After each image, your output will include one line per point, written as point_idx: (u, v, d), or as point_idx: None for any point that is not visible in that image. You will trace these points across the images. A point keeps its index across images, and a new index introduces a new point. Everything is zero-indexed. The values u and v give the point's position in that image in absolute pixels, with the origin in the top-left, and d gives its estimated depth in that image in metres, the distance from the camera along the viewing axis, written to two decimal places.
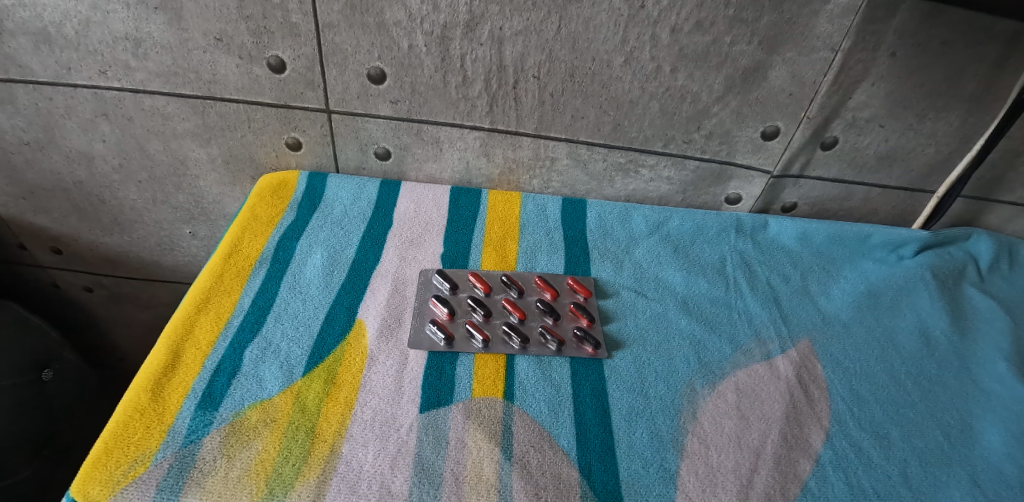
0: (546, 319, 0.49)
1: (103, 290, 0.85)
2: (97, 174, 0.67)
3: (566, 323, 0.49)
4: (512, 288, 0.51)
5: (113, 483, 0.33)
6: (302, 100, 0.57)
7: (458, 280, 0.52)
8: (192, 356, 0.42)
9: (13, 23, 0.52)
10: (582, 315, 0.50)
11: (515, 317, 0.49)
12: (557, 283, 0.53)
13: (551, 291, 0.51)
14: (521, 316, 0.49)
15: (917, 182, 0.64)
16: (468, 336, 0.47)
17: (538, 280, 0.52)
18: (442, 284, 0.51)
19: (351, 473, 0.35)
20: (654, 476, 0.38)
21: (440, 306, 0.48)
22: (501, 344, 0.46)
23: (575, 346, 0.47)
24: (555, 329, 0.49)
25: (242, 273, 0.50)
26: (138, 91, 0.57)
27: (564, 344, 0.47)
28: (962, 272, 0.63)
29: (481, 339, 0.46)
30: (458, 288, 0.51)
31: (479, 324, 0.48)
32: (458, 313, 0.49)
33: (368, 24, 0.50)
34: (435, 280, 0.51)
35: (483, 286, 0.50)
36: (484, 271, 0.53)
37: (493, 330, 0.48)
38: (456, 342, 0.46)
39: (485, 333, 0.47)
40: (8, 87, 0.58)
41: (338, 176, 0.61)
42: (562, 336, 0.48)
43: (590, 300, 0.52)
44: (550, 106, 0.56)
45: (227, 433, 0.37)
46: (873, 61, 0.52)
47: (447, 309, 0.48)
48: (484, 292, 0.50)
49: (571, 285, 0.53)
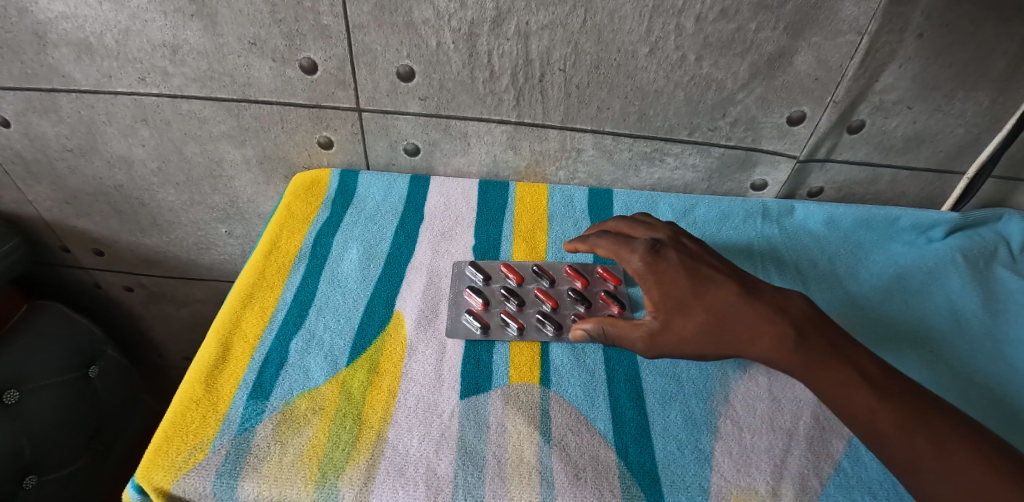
0: (578, 307, 0.50)
1: (142, 290, 0.89)
2: (137, 177, 0.70)
3: (597, 310, 0.50)
4: (544, 278, 0.52)
5: (176, 468, 0.36)
6: (334, 100, 0.58)
7: (490, 271, 0.53)
8: (241, 349, 0.44)
9: (56, 35, 0.55)
10: (613, 303, 0.50)
11: (547, 306, 0.50)
12: (588, 272, 0.54)
13: (581, 280, 0.52)
14: (553, 304, 0.50)
15: (947, 163, 0.63)
16: (503, 324, 0.48)
17: (569, 269, 0.53)
18: (475, 275, 0.52)
19: (398, 457, 0.37)
20: (689, 457, 0.39)
21: (475, 296, 0.50)
22: (535, 331, 0.48)
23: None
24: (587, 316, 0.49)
25: (283, 269, 0.52)
26: (176, 97, 0.60)
27: None
28: (993, 253, 0.62)
29: (516, 328, 0.47)
30: (492, 278, 0.52)
31: (514, 313, 0.49)
32: (492, 303, 0.50)
33: (396, 24, 0.51)
34: (467, 271, 0.53)
35: (516, 277, 0.52)
36: (516, 262, 0.54)
37: (527, 319, 0.49)
38: (491, 331, 0.47)
39: (519, 321, 0.48)
40: (53, 97, 0.61)
41: (369, 172, 0.63)
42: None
43: (620, 288, 0.52)
44: (576, 99, 0.57)
45: (279, 421, 0.39)
46: (900, 42, 0.52)
47: (482, 299, 0.49)
48: (517, 282, 0.52)
49: (600, 273, 0.53)
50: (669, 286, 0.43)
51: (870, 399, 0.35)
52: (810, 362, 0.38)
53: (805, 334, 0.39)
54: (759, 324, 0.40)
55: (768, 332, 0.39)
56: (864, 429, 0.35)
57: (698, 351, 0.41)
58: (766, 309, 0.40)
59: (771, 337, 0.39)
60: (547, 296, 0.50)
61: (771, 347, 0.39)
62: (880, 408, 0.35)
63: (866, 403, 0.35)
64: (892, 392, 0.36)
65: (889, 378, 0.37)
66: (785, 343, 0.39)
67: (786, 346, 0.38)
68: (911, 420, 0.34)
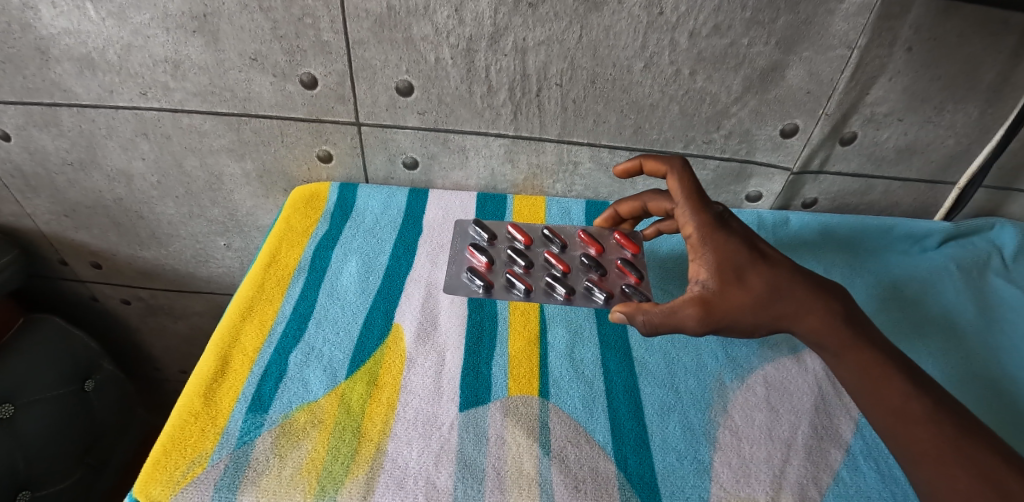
0: (592, 273, 0.54)
1: (140, 303, 0.88)
2: (136, 191, 0.70)
3: (613, 279, 0.53)
4: (555, 242, 0.56)
5: (173, 483, 0.36)
6: (334, 114, 0.59)
7: (499, 232, 0.57)
8: (240, 362, 0.45)
9: (58, 50, 0.56)
10: (630, 272, 0.53)
11: (558, 270, 0.54)
12: (603, 239, 0.57)
13: (595, 246, 0.55)
14: (565, 269, 0.53)
15: (938, 174, 0.64)
16: (509, 285, 0.52)
17: (583, 236, 0.56)
18: (481, 235, 0.57)
19: (398, 470, 0.37)
20: (689, 468, 0.39)
21: (479, 255, 0.54)
22: (543, 294, 0.52)
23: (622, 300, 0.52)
24: (602, 283, 0.53)
25: (282, 282, 0.52)
26: (176, 111, 0.60)
27: (611, 296, 0.52)
28: (986, 262, 0.62)
29: (522, 289, 0.52)
30: (497, 239, 0.57)
31: (522, 275, 0.53)
32: (497, 264, 0.55)
33: (396, 40, 0.52)
34: (473, 231, 0.58)
35: (524, 239, 0.56)
36: (527, 227, 0.58)
37: (535, 281, 0.53)
38: (495, 290, 0.52)
39: (527, 283, 0.52)
40: (54, 111, 0.61)
41: (368, 186, 0.64)
42: (610, 289, 0.53)
43: (637, 256, 0.55)
44: (573, 113, 0.58)
45: (278, 434, 0.39)
46: (890, 56, 0.53)
47: (486, 259, 0.54)
48: (525, 244, 0.56)
49: (618, 240, 0.56)
50: (730, 251, 0.40)
51: (904, 387, 0.35)
52: (854, 345, 0.38)
53: (852, 321, 0.39)
54: (814, 307, 0.39)
55: (818, 314, 0.39)
56: (889, 416, 0.35)
57: (748, 323, 0.39)
58: (821, 292, 0.40)
59: (824, 320, 0.39)
60: (559, 260, 0.54)
61: (817, 326, 0.39)
62: (913, 396, 0.35)
63: (901, 390, 0.35)
64: (929, 387, 0.36)
65: (924, 376, 0.37)
66: (832, 324, 0.39)
67: (835, 331, 0.39)
68: (942, 411, 0.34)
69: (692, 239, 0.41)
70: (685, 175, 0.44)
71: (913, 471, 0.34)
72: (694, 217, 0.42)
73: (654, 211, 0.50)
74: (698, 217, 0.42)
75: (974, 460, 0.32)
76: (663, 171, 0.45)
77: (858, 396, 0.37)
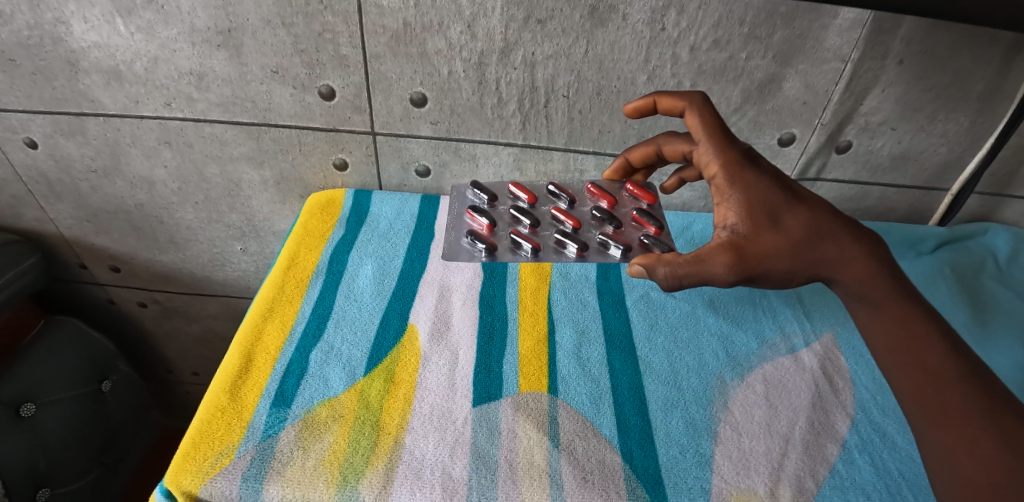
0: (606, 227, 0.49)
1: (156, 305, 0.91)
2: (158, 196, 0.73)
3: (630, 231, 0.49)
4: (562, 198, 0.52)
5: (203, 473, 0.38)
6: (350, 124, 0.61)
7: (497, 192, 0.54)
8: (263, 360, 0.47)
9: (87, 63, 0.59)
10: (648, 223, 0.49)
11: (568, 227, 0.49)
12: (614, 191, 0.52)
13: (608, 199, 0.51)
14: (576, 225, 0.49)
15: (932, 180, 0.66)
16: (515, 247, 0.48)
17: (593, 189, 0.52)
18: (478, 196, 0.53)
19: (415, 462, 0.39)
20: (691, 460, 0.41)
21: (479, 218, 0.50)
22: (554, 254, 0.47)
23: (641, 253, 0.47)
24: (617, 237, 0.49)
25: (301, 284, 0.55)
26: (199, 121, 0.63)
27: (630, 250, 0.47)
28: (980, 266, 0.64)
29: (530, 250, 0.47)
30: (497, 199, 0.53)
31: (527, 235, 0.49)
32: (498, 226, 0.50)
33: (411, 54, 0.55)
34: (471, 193, 0.54)
35: (529, 197, 0.52)
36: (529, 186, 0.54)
37: (543, 240, 0.49)
38: (497, 253, 0.47)
39: (534, 243, 0.48)
40: (81, 120, 0.64)
41: (382, 192, 0.66)
42: (628, 243, 0.48)
43: (654, 206, 0.50)
44: (579, 123, 0.60)
45: (301, 427, 0.41)
46: (882, 68, 0.55)
47: (487, 222, 0.50)
48: (529, 202, 0.52)
49: (632, 191, 0.51)
50: (764, 192, 0.34)
51: (941, 349, 0.33)
52: (897, 298, 0.35)
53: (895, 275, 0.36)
54: (853, 249, 0.35)
55: (861, 260, 0.35)
56: (919, 377, 0.33)
57: (785, 271, 0.34)
58: (859, 232, 0.36)
59: (862, 263, 0.35)
60: (568, 215, 0.50)
61: (857, 273, 0.35)
62: (950, 358, 0.32)
63: (939, 351, 0.33)
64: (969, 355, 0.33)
65: None
66: (871, 273, 0.35)
67: (874, 274, 0.36)
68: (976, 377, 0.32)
69: (717, 179, 0.36)
70: (705, 109, 0.37)
71: (929, 434, 0.32)
72: (719, 153, 0.36)
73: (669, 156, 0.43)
74: (723, 153, 0.36)
75: (1004, 426, 0.29)
76: (681, 106, 0.38)
77: (886, 356, 0.35)
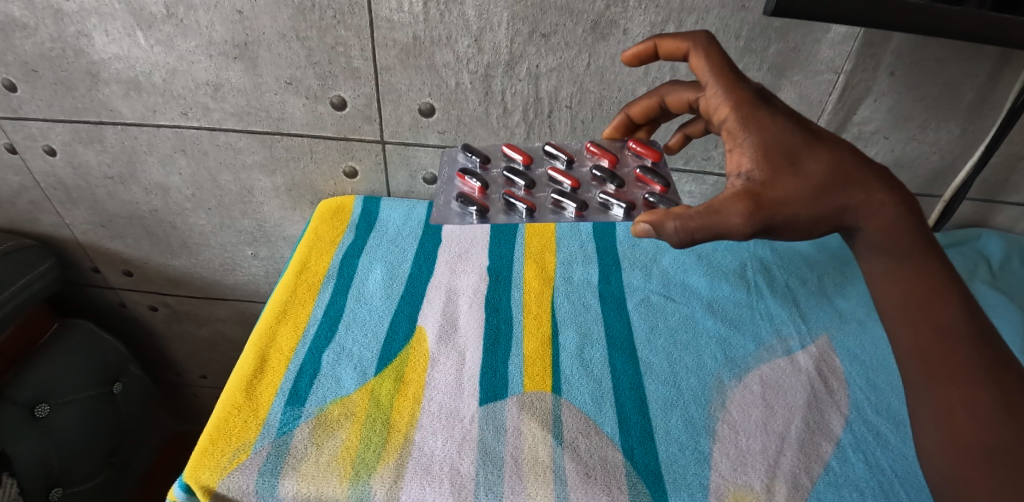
0: (607, 185, 0.49)
1: (166, 309, 0.93)
2: (172, 202, 0.75)
3: (634, 190, 0.49)
4: (559, 159, 0.52)
5: (221, 468, 0.39)
6: (360, 133, 0.64)
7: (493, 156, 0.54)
8: (277, 361, 0.49)
9: (108, 74, 0.61)
10: (654, 180, 0.49)
11: (567, 186, 0.49)
12: (616, 151, 0.52)
13: (608, 158, 0.51)
14: (574, 184, 0.49)
15: (925, 187, 0.68)
16: (511, 208, 0.48)
17: (593, 148, 0.52)
18: (473, 160, 0.53)
19: (424, 457, 0.41)
20: (690, 457, 0.43)
21: (472, 181, 0.50)
22: (550, 213, 0.48)
23: (644, 209, 0.47)
24: (620, 194, 0.48)
25: (313, 287, 0.57)
26: (214, 129, 0.65)
27: (634, 206, 0.47)
28: (973, 271, 0.66)
29: (525, 209, 0.47)
30: (490, 162, 0.53)
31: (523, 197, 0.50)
32: (492, 189, 0.51)
33: (420, 66, 0.57)
34: (463, 157, 0.54)
35: (524, 159, 0.52)
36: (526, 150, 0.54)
37: (539, 201, 0.49)
38: (490, 214, 0.48)
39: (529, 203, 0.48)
40: (100, 129, 0.66)
41: (390, 199, 0.68)
42: (632, 200, 0.48)
43: (659, 164, 0.50)
44: (582, 132, 0.62)
45: (315, 425, 0.43)
46: (874, 80, 0.57)
47: (480, 183, 0.50)
48: (524, 164, 0.52)
49: (635, 149, 0.51)
50: (778, 133, 0.34)
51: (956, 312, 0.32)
52: (917, 256, 0.34)
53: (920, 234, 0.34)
54: (879, 193, 0.34)
55: (882, 209, 0.34)
56: (930, 335, 0.32)
57: (806, 219, 0.33)
58: (882, 174, 0.35)
59: (886, 207, 0.34)
60: (565, 175, 0.50)
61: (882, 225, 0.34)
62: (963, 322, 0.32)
63: (952, 314, 0.32)
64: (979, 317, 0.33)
65: None
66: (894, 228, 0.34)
67: (893, 222, 0.34)
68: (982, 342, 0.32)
69: (730, 123, 0.36)
70: (713, 51, 0.38)
71: (926, 390, 0.32)
72: (730, 95, 0.36)
73: (672, 105, 0.45)
74: (734, 96, 0.36)
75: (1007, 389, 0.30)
76: (684, 48, 0.39)
77: (893, 312, 0.34)
